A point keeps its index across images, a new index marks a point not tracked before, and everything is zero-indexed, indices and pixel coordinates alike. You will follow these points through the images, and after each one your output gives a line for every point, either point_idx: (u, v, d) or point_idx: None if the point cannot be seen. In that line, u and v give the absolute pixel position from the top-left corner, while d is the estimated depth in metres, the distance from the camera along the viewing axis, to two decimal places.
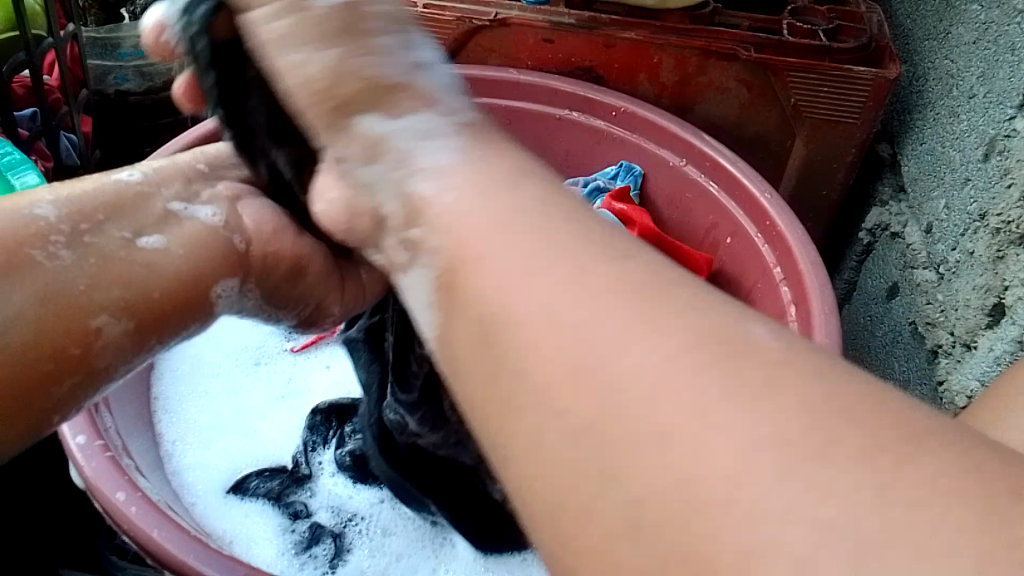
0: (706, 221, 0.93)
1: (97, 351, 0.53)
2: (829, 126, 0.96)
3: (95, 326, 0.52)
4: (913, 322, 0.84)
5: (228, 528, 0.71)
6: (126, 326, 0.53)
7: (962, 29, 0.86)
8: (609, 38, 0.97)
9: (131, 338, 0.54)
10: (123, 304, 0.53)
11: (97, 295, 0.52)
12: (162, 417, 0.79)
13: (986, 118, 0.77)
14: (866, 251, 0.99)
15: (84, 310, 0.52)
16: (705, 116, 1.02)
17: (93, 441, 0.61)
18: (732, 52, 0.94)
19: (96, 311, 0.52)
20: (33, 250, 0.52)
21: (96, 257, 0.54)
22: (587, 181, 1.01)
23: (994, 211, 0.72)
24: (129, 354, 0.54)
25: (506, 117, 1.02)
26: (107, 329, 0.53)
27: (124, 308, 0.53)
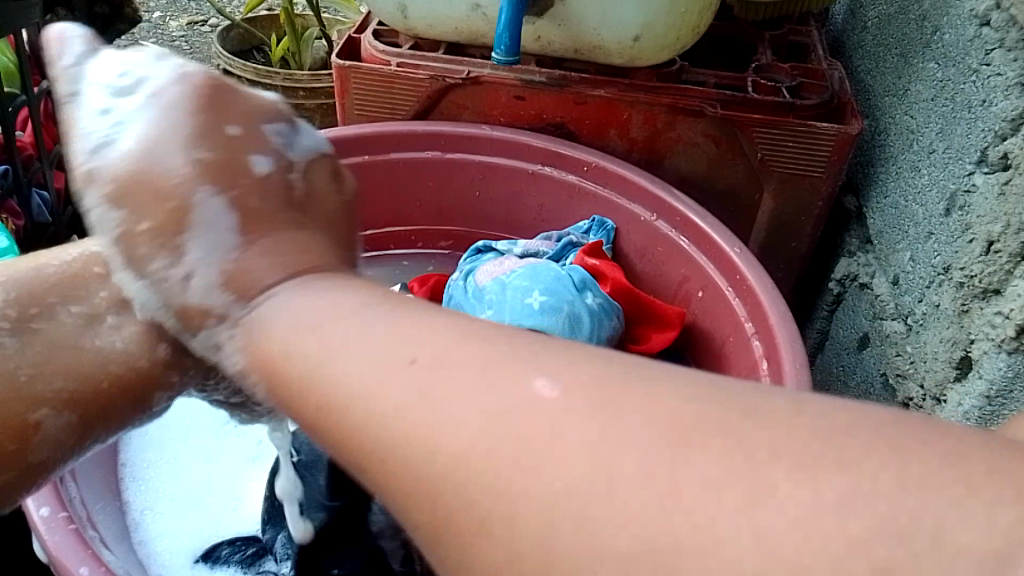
0: (678, 275, 0.94)
1: (35, 443, 0.56)
2: (796, 180, 0.98)
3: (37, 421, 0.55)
4: (884, 373, 0.85)
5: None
6: (67, 419, 0.57)
7: (920, 86, 0.89)
8: (580, 96, 0.99)
9: (71, 429, 0.57)
10: (66, 399, 0.57)
11: (39, 386, 0.56)
12: (130, 482, 0.77)
13: (947, 174, 0.79)
14: (836, 301, 1.01)
15: (28, 404, 0.55)
16: (675, 170, 1.04)
17: (57, 512, 0.60)
18: (700, 109, 0.96)
19: (38, 405, 0.55)
20: None
21: (42, 346, 0.57)
22: (560, 235, 1.02)
23: (957, 264, 0.74)
24: (69, 447, 0.58)
25: (479, 173, 1.03)
26: (47, 422, 0.56)
27: (65, 402, 0.57)
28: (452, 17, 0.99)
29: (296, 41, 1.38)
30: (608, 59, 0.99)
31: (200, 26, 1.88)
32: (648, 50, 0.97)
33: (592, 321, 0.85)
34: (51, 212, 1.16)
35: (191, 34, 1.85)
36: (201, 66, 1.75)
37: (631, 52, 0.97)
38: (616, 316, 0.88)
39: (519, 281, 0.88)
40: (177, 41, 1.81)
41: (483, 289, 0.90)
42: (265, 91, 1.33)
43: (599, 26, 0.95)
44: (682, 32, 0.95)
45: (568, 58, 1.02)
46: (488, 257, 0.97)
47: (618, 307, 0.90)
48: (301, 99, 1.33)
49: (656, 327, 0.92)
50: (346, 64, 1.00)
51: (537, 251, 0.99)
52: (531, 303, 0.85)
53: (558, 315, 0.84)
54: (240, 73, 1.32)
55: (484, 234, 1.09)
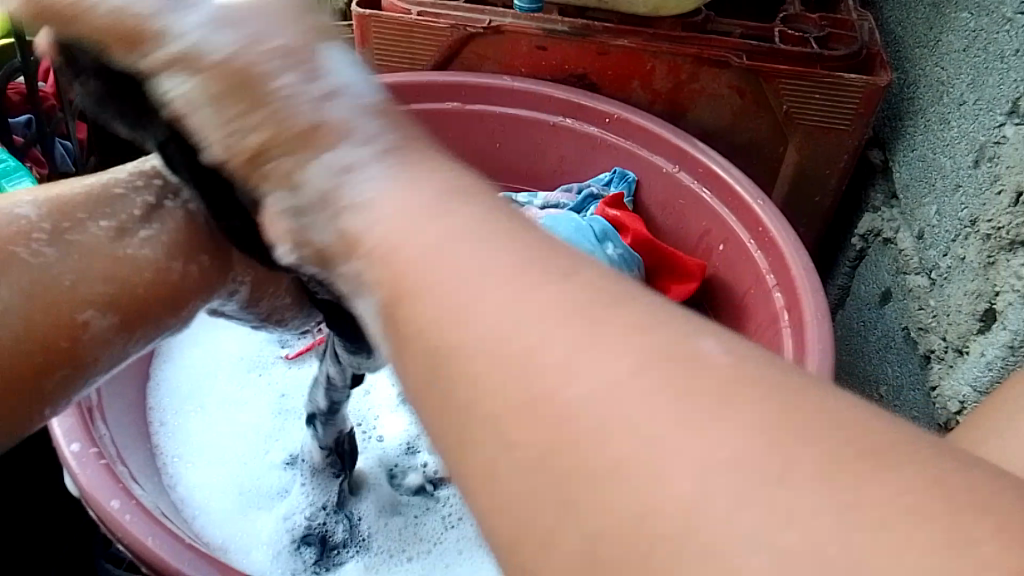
0: (700, 227, 0.93)
1: (87, 344, 0.48)
2: (822, 132, 0.97)
3: (83, 319, 0.47)
4: (906, 327, 0.85)
5: (223, 537, 0.72)
6: (114, 320, 0.49)
7: (952, 36, 0.87)
8: (603, 45, 0.98)
9: (119, 332, 0.49)
10: (111, 300, 0.48)
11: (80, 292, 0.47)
12: (160, 426, 0.79)
13: (976, 125, 0.78)
14: (859, 257, 1.00)
15: (71, 302, 0.47)
16: (698, 123, 1.02)
17: (87, 448, 0.61)
18: (725, 59, 0.94)
19: (83, 303, 0.47)
20: (15, 247, 0.47)
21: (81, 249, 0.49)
22: (581, 187, 1.02)
23: (984, 217, 0.73)
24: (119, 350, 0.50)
25: (500, 124, 1.02)
26: (95, 323, 0.48)
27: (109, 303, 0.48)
28: None
29: None
30: (632, 8, 0.98)
31: None
32: None
33: None
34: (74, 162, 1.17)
35: None
36: None
37: (655, 1, 0.96)
38: (636, 267, 0.88)
39: None
40: None
41: None
42: None
43: None
44: None
45: (591, 8, 1.00)
46: None
47: (638, 259, 0.89)
48: None
49: (676, 279, 0.92)
50: (366, 13, 0.99)
51: (558, 204, 0.99)
52: None
53: None
54: None
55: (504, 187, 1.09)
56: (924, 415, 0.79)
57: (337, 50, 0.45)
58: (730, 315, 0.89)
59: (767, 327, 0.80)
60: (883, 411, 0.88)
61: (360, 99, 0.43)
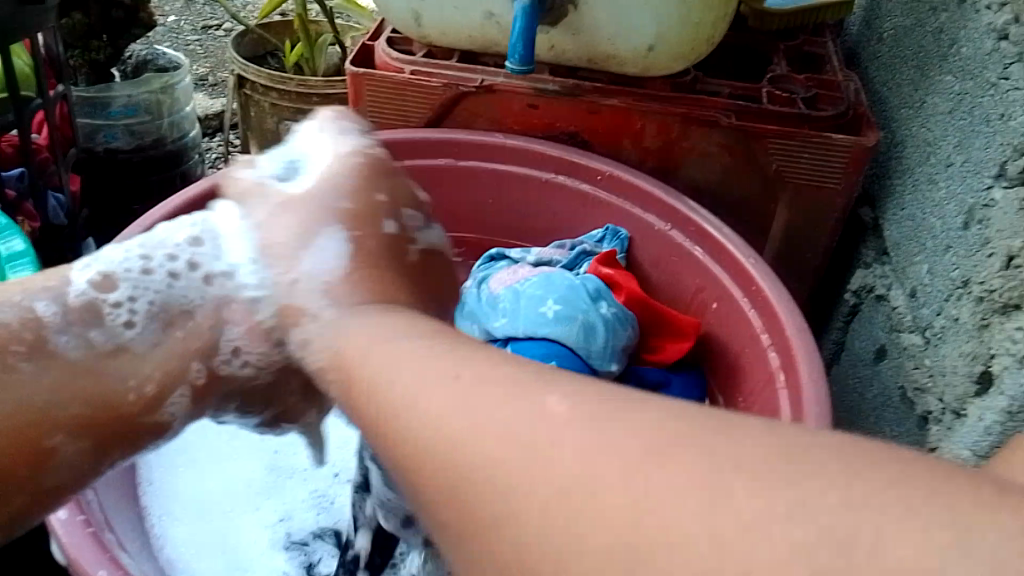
0: (693, 285, 0.94)
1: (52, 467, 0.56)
2: (811, 190, 0.98)
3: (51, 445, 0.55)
4: (902, 386, 0.85)
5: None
6: (83, 444, 0.57)
7: (938, 99, 0.88)
8: (594, 105, 0.99)
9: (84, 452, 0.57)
10: (82, 424, 0.56)
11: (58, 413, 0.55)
12: (147, 489, 0.76)
13: (965, 187, 0.79)
14: (852, 312, 1.00)
15: (40, 431, 0.55)
16: (689, 180, 1.03)
17: (74, 515, 0.60)
18: (714, 119, 0.96)
19: (56, 427, 0.55)
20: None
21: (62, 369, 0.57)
22: (574, 243, 1.02)
23: (976, 278, 0.73)
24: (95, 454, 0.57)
25: (493, 180, 1.03)
26: (63, 447, 0.56)
27: (82, 426, 0.57)
28: (466, 25, 0.99)
29: (311, 47, 1.39)
30: (621, 69, 1.00)
31: (214, 30, 1.89)
32: (663, 59, 0.97)
33: (607, 330, 0.85)
34: (67, 214, 1.15)
35: (205, 38, 1.86)
36: (215, 71, 1.75)
37: (645, 62, 0.97)
38: (630, 325, 0.88)
39: (533, 290, 0.88)
40: (190, 45, 1.82)
41: (497, 298, 0.90)
42: (279, 97, 1.33)
43: (614, 35, 0.95)
44: (697, 43, 0.95)
45: (582, 68, 1.02)
46: (502, 265, 0.98)
47: (632, 316, 0.89)
48: (314, 105, 1.33)
49: (670, 337, 0.92)
50: (361, 72, 1.01)
51: (551, 260, 1.00)
52: (546, 312, 0.86)
53: (572, 324, 0.84)
54: (254, 78, 1.32)
55: (497, 241, 1.09)
56: None
57: (328, 238, 0.59)
58: (724, 372, 0.88)
59: (763, 387, 0.79)
60: None
61: (318, 281, 0.57)
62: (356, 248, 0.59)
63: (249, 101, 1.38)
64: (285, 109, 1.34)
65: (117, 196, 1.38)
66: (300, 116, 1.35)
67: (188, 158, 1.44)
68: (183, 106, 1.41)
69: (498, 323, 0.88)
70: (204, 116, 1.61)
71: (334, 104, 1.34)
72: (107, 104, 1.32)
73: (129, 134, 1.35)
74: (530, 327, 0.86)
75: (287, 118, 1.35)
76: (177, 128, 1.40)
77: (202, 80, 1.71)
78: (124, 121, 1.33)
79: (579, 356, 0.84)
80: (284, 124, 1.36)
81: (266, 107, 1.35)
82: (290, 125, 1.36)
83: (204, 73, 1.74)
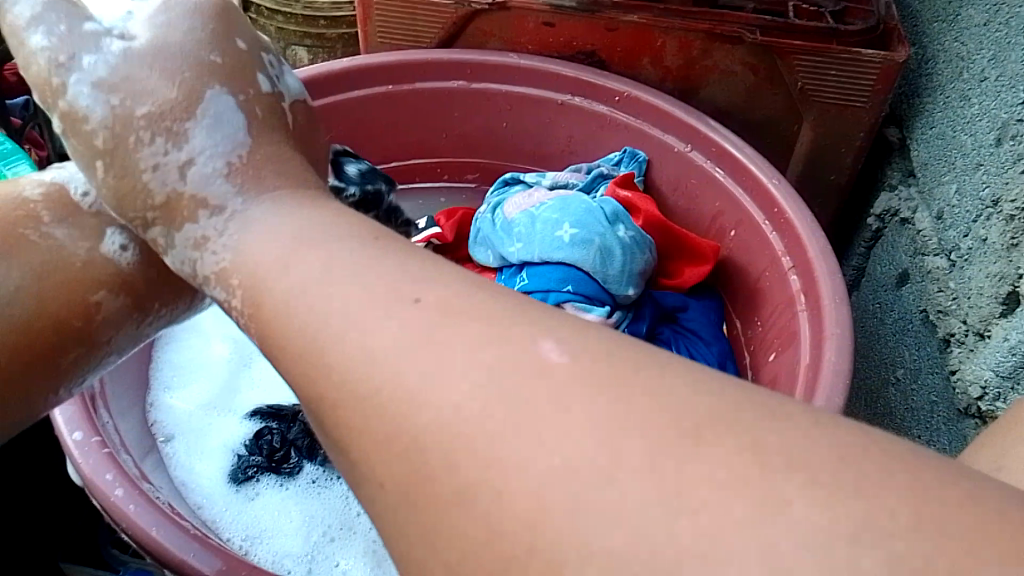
0: (712, 209, 0.91)
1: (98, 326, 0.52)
2: (838, 109, 0.94)
3: (91, 319, 0.52)
4: (924, 310, 0.83)
5: (243, 532, 0.70)
6: (123, 303, 0.53)
7: (973, 10, 0.84)
8: (612, 21, 0.95)
9: (129, 312, 0.53)
10: (121, 286, 0.53)
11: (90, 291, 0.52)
12: (154, 407, 0.78)
13: (999, 102, 0.75)
14: (874, 237, 0.98)
15: (84, 286, 0.52)
16: (710, 101, 1.00)
17: (90, 437, 0.60)
18: (738, 35, 0.92)
19: (96, 285, 0.52)
20: (24, 230, 0.52)
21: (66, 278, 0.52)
22: (590, 167, 1.00)
23: (1007, 196, 0.71)
24: (130, 326, 0.54)
25: (507, 103, 0.99)
26: (106, 303, 0.52)
27: (118, 286, 0.52)
28: None
29: None
30: None
31: None
32: None
33: (625, 254, 0.83)
34: None
35: None
36: None
37: None
38: (648, 249, 0.86)
39: (549, 214, 0.86)
40: None
41: (512, 223, 0.88)
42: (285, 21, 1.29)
43: None
44: None
45: None
46: (516, 190, 0.95)
47: (651, 240, 0.88)
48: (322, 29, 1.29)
49: (689, 262, 0.90)
50: None
51: (567, 184, 0.97)
52: (562, 237, 0.84)
53: (589, 248, 0.83)
54: (259, 2, 1.28)
55: (513, 167, 1.06)
56: (943, 400, 0.78)
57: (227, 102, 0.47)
58: (744, 296, 0.87)
59: (783, 310, 0.78)
60: (901, 394, 0.86)
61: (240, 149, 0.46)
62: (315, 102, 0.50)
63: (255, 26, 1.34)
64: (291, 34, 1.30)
65: None
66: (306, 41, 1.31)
67: None
68: None
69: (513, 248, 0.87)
70: None
71: (341, 28, 1.30)
72: None
73: None
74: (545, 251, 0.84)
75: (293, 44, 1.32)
76: None
77: None
78: None
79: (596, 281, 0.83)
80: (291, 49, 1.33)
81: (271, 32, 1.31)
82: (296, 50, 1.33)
83: None
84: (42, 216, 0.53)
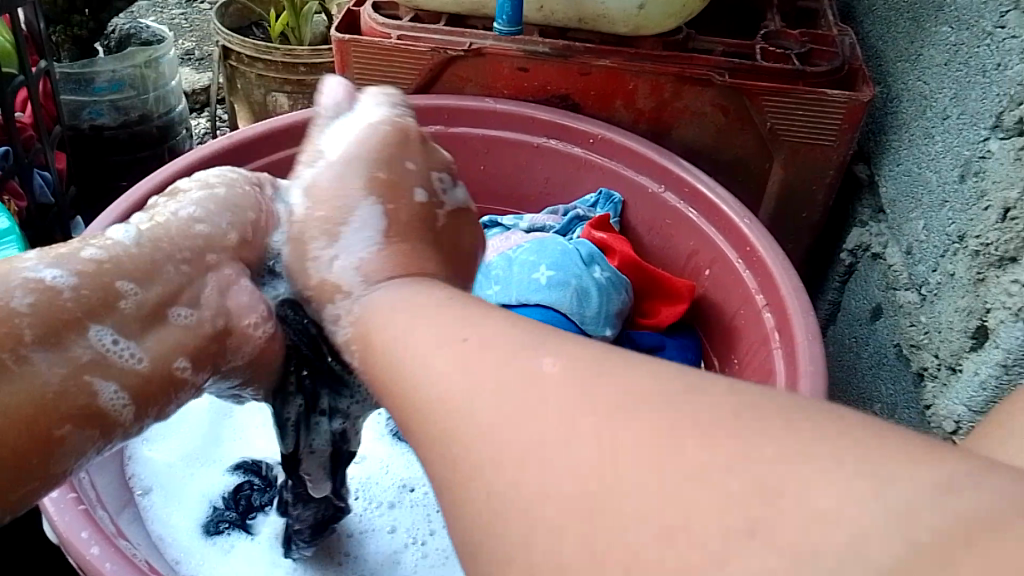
0: (687, 248, 0.93)
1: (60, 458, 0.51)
2: (806, 148, 0.97)
3: (61, 432, 0.51)
4: (898, 344, 0.84)
5: None
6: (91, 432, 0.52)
7: (933, 51, 0.87)
8: (585, 66, 0.97)
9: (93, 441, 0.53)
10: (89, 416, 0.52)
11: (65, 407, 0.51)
12: (131, 460, 0.77)
13: (961, 140, 0.77)
14: (848, 272, 0.99)
15: (51, 421, 0.50)
16: (682, 141, 1.02)
17: (66, 494, 0.60)
18: (707, 78, 0.94)
19: (64, 419, 0.51)
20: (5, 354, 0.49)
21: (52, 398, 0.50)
22: (567, 209, 1.01)
23: (972, 232, 0.73)
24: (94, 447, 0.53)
25: (484, 147, 1.01)
26: (70, 437, 0.51)
27: (89, 419, 0.52)
28: None
29: (296, 16, 1.35)
30: (613, 29, 0.97)
31: (200, 3, 1.85)
32: (654, 17, 0.95)
33: (601, 296, 0.84)
34: (54, 192, 1.14)
35: (190, 11, 1.82)
36: (202, 44, 1.72)
37: (637, 20, 0.95)
38: (625, 289, 0.87)
39: (526, 257, 0.87)
40: (176, 19, 1.79)
41: (490, 266, 0.89)
42: (265, 68, 1.31)
43: None
44: None
45: (572, 28, 1.00)
46: (494, 233, 0.96)
47: (626, 281, 0.89)
48: (302, 75, 1.31)
49: (666, 300, 0.91)
50: (346, 38, 0.98)
51: (544, 226, 0.98)
52: (539, 279, 0.85)
53: (566, 290, 0.84)
54: (239, 49, 1.30)
55: (490, 210, 1.07)
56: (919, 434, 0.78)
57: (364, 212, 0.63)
58: (720, 333, 0.88)
59: (758, 347, 0.79)
60: None
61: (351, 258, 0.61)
62: (380, 226, 0.63)
63: (236, 73, 1.36)
64: (272, 80, 1.32)
65: (105, 175, 1.37)
66: (287, 87, 1.33)
67: (176, 133, 1.43)
68: (169, 80, 1.39)
69: (491, 291, 0.87)
70: (191, 91, 1.59)
71: (321, 74, 1.32)
72: (92, 79, 1.29)
73: (115, 110, 1.33)
74: (523, 294, 0.85)
75: (273, 90, 1.33)
76: (164, 103, 1.38)
77: (187, 54, 1.68)
78: (109, 96, 1.31)
79: (573, 322, 0.84)
80: (271, 96, 1.34)
81: (252, 79, 1.33)
82: (277, 97, 1.34)
83: (190, 47, 1.70)
84: (26, 337, 0.50)
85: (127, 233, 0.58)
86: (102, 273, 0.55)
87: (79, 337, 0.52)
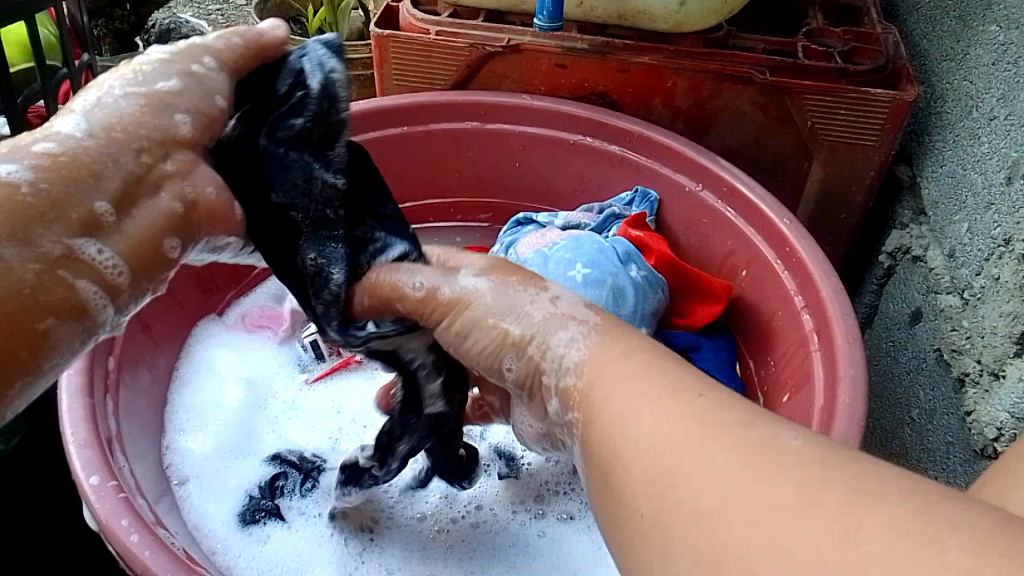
0: (724, 248, 0.92)
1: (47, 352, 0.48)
2: (848, 148, 0.95)
3: (43, 327, 0.47)
4: (938, 348, 0.82)
5: None
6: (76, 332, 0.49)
7: (981, 50, 0.85)
8: (623, 63, 0.97)
9: (78, 335, 0.49)
10: (70, 309, 0.48)
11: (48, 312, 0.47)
12: (171, 450, 0.78)
13: (1009, 141, 0.76)
14: (887, 275, 0.98)
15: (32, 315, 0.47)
16: (721, 140, 1.01)
17: (107, 481, 0.60)
18: (748, 75, 0.93)
19: (46, 311, 0.47)
20: None
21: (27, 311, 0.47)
22: (602, 207, 1.00)
23: (1019, 236, 0.71)
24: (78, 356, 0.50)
25: (519, 143, 1.01)
26: (54, 330, 0.48)
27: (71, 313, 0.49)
28: None
29: (333, 12, 1.36)
30: (653, 27, 0.97)
31: None
32: (695, 14, 0.94)
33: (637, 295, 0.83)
34: None
35: (227, 6, 1.84)
36: None
37: (677, 18, 0.94)
38: (660, 289, 0.87)
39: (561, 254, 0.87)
40: (213, 14, 1.81)
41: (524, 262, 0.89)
42: None
43: None
44: None
45: (611, 25, 0.99)
46: (528, 230, 0.96)
47: (663, 280, 0.88)
48: None
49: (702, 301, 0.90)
50: (385, 34, 0.99)
51: (579, 224, 0.98)
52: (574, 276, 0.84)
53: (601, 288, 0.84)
54: None
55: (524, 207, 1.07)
56: (958, 440, 0.77)
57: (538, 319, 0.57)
58: (757, 335, 0.87)
59: (797, 349, 0.77)
60: (915, 434, 0.86)
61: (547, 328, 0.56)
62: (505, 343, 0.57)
63: None
64: None
65: None
66: None
67: None
68: None
69: None
70: None
71: (357, 69, 1.32)
72: None
73: None
74: None
75: None
76: None
77: None
78: None
79: None
80: None
81: None
82: None
83: None
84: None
85: (75, 124, 0.50)
86: (62, 166, 0.49)
87: (50, 233, 0.48)
